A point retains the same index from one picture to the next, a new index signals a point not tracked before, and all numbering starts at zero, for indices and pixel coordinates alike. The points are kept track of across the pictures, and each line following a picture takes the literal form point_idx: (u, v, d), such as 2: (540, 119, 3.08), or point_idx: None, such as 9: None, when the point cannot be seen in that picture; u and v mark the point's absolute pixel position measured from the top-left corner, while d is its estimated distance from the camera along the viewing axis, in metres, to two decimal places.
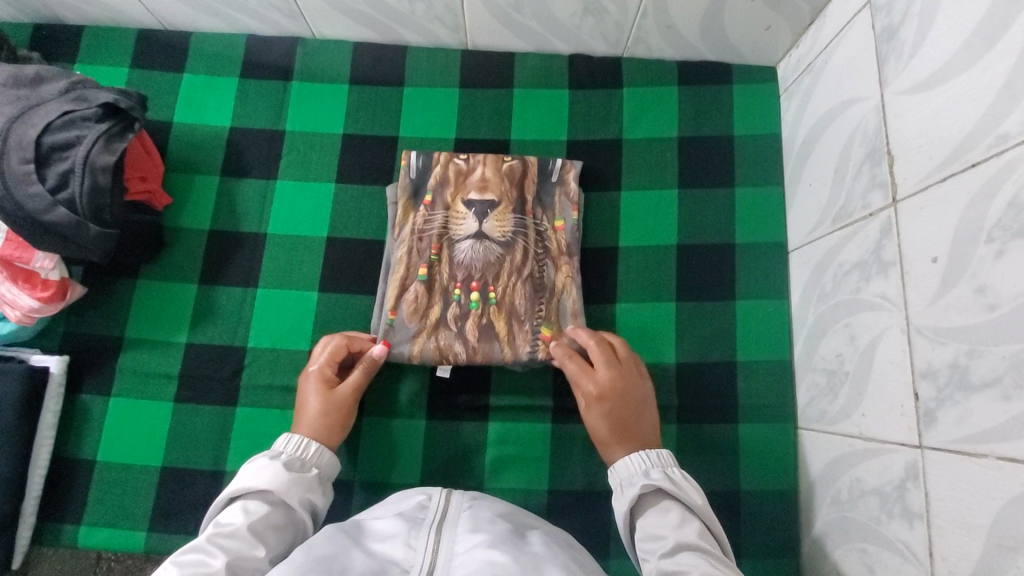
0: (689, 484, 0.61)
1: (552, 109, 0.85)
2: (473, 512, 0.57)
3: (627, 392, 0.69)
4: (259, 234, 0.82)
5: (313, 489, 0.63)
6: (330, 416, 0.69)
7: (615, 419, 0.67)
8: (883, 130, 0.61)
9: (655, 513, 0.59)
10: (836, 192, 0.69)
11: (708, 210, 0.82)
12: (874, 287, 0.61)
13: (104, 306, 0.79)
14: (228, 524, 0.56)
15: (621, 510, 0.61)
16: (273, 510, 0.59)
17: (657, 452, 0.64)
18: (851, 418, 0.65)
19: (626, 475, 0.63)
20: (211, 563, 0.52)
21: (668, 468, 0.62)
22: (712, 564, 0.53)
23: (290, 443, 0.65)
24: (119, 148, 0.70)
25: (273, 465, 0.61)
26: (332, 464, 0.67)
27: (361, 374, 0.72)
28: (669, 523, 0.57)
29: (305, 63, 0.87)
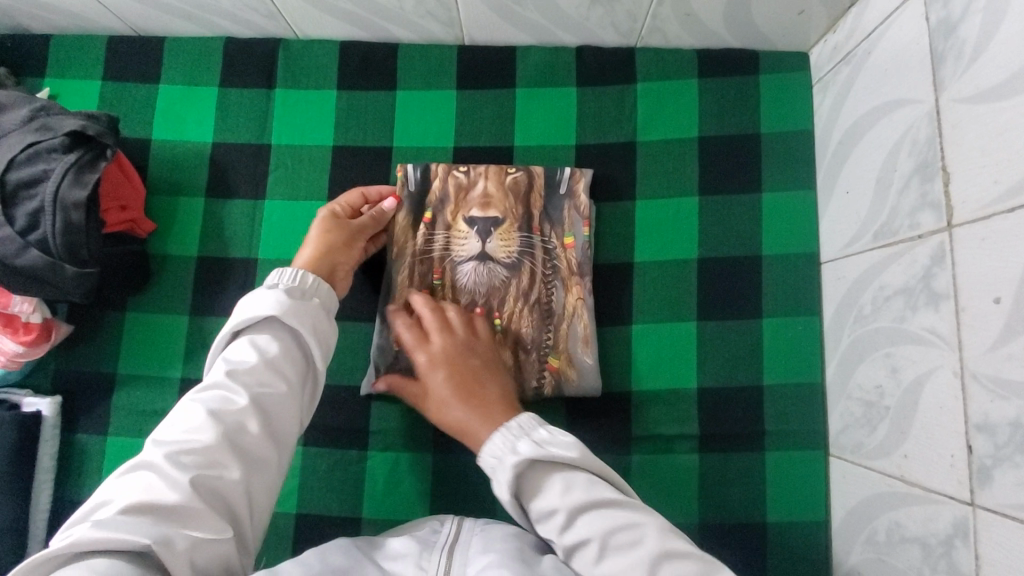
0: (561, 439, 0.54)
1: (558, 110, 0.78)
2: (485, 534, 0.54)
3: (463, 357, 0.67)
4: (250, 260, 0.77)
5: (318, 314, 0.62)
6: (331, 238, 0.69)
7: (461, 385, 0.64)
8: (937, 142, 0.53)
9: (541, 487, 0.53)
10: (877, 205, 0.62)
11: (732, 219, 0.75)
12: (921, 319, 0.55)
13: (94, 341, 0.76)
14: (241, 361, 0.57)
15: (506, 500, 0.54)
16: (284, 344, 0.60)
17: (517, 422, 0.57)
18: (890, 457, 0.59)
19: (496, 459, 0.55)
20: (234, 400, 0.54)
21: (535, 433, 0.55)
22: (611, 520, 0.50)
23: (284, 276, 0.63)
24: (90, 180, 0.66)
25: (274, 296, 0.60)
26: (326, 291, 0.64)
27: (370, 220, 0.72)
28: (556, 497, 0.52)
29: (289, 68, 0.80)
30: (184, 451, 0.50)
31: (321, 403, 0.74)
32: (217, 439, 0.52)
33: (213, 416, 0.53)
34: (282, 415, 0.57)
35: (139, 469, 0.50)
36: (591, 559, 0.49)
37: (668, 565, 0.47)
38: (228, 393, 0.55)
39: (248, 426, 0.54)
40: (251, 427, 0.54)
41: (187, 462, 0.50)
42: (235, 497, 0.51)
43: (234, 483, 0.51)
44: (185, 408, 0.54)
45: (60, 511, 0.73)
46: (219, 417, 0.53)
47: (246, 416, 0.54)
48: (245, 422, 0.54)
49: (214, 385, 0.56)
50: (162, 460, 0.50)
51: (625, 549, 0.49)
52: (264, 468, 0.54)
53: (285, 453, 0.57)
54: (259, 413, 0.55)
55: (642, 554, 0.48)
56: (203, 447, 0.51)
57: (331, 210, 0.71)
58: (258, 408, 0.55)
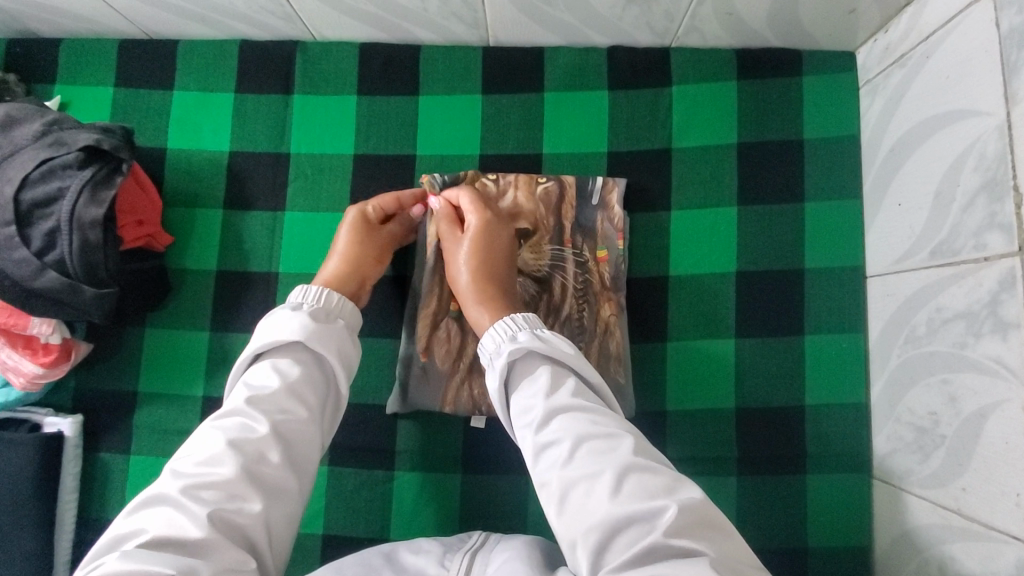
0: (560, 339, 0.55)
1: (589, 115, 0.74)
2: (509, 540, 0.54)
3: (499, 243, 0.67)
4: (270, 274, 0.74)
5: (341, 337, 0.60)
6: (360, 246, 0.67)
7: (485, 263, 0.65)
8: (1007, 158, 0.49)
9: (527, 381, 0.53)
10: (935, 220, 0.58)
11: (773, 231, 0.71)
12: (985, 347, 0.51)
13: (114, 358, 0.74)
14: (262, 387, 0.55)
15: (494, 386, 0.54)
16: (307, 367, 0.58)
17: (519, 317, 0.57)
18: (945, 488, 0.56)
19: (491, 348, 0.56)
20: (255, 428, 0.52)
21: (535, 329, 0.56)
22: (591, 424, 0.48)
23: (309, 294, 0.61)
24: (106, 197, 0.64)
25: (296, 318, 0.58)
26: (348, 310, 0.63)
27: (399, 228, 0.71)
28: (540, 391, 0.51)
29: (307, 72, 0.76)
30: (202, 485, 0.48)
31: (346, 422, 0.72)
32: (238, 472, 0.49)
33: (232, 445, 0.50)
34: (303, 443, 0.54)
35: (155, 502, 0.47)
36: (562, 458, 0.47)
37: (635, 479, 0.44)
38: (248, 421, 0.53)
39: (269, 457, 0.51)
40: (272, 456, 0.51)
41: (206, 496, 0.47)
42: (256, 531, 0.48)
43: (254, 517, 0.48)
44: (202, 437, 0.52)
45: (84, 531, 0.72)
46: (238, 446, 0.51)
47: (266, 446, 0.51)
48: (266, 452, 0.51)
49: (233, 412, 0.53)
50: (178, 494, 0.47)
51: (598, 453, 0.46)
52: (284, 499, 0.52)
53: (304, 486, 0.54)
54: (280, 441, 0.52)
55: (613, 459, 0.45)
56: (223, 480, 0.48)
57: (362, 213, 0.69)
58: (279, 436, 0.53)
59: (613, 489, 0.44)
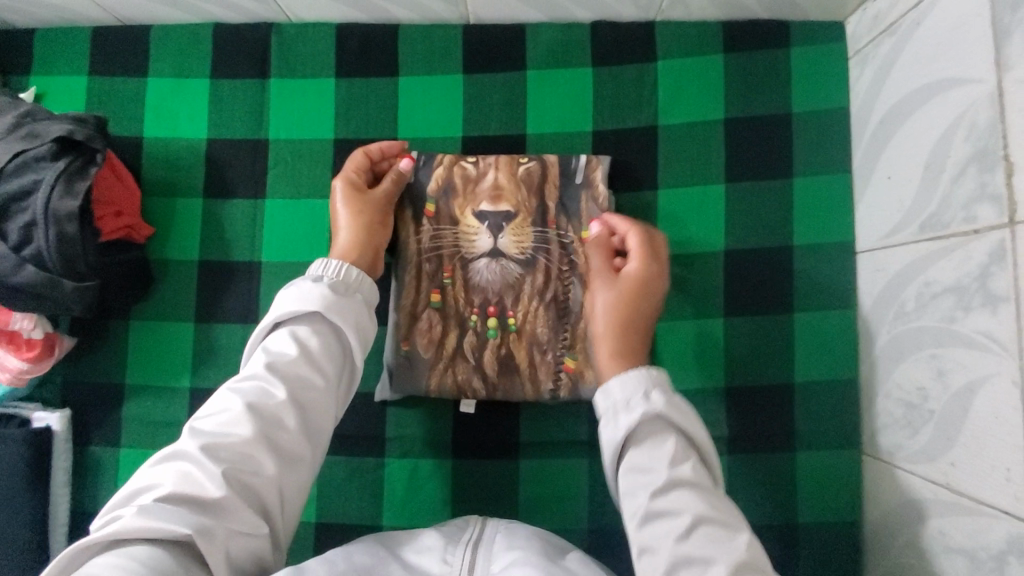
0: (690, 407, 0.52)
1: (572, 93, 0.72)
2: (509, 531, 0.52)
3: (649, 287, 0.61)
4: (253, 263, 0.73)
5: (361, 310, 0.59)
6: (365, 213, 0.66)
7: (619, 319, 0.59)
8: (999, 127, 0.48)
9: (653, 442, 0.50)
10: (925, 193, 0.57)
11: (761, 208, 0.70)
12: (974, 321, 0.51)
13: (99, 352, 0.74)
14: (282, 354, 0.54)
15: (612, 440, 0.51)
16: (325, 337, 0.56)
17: (655, 371, 0.54)
18: (935, 463, 0.56)
19: (620, 397, 0.52)
20: (273, 393, 0.52)
21: (668, 388, 0.53)
22: (709, 506, 0.47)
23: (329, 267, 0.60)
24: (81, 188, 0.63)
25: (318, 289, 0.57)
26: (369, 283, 0.61)
27: (393, 183, 0.69)
28: (665, 458, 0.49)
29: (283, 55, 0.74)
30: (222, 445, 0.48)
31: None
32: (255, 435, 0.49)
33: (251, 409, 0.50)
34: (320, 413, 0.54)
35: (173, 457, 0.47)
36: (679, 536, 0.45)
37: (706, 531, 0.45)
38: (267, 385, 0.52)
39: (286, 422, 0.51)
40: (288, 422, 0.51)
41: (224, 455, 0.47)
42: (270, 495, 0.49)
43: (267, 480, 0.49)
44: (223, 397, 0.51)
45: (78, 523, 0.72)
46: (256, 409, 0.50)
47: (284, 411, 0.51)
48: (283, 418, 0.51)
49: (253, 375, 0.53)
50: (196, 452, 0.47)
51: (713, 537, 0.45)
52: (297, 465, 0.51)
53: (318, 455, 0.54)
54: (297, 407, 0.52)
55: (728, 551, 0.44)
56: (241, 441, 0.48)
57: (348, 184, 0.67)
58: (296, 401, 0.52)
59: None
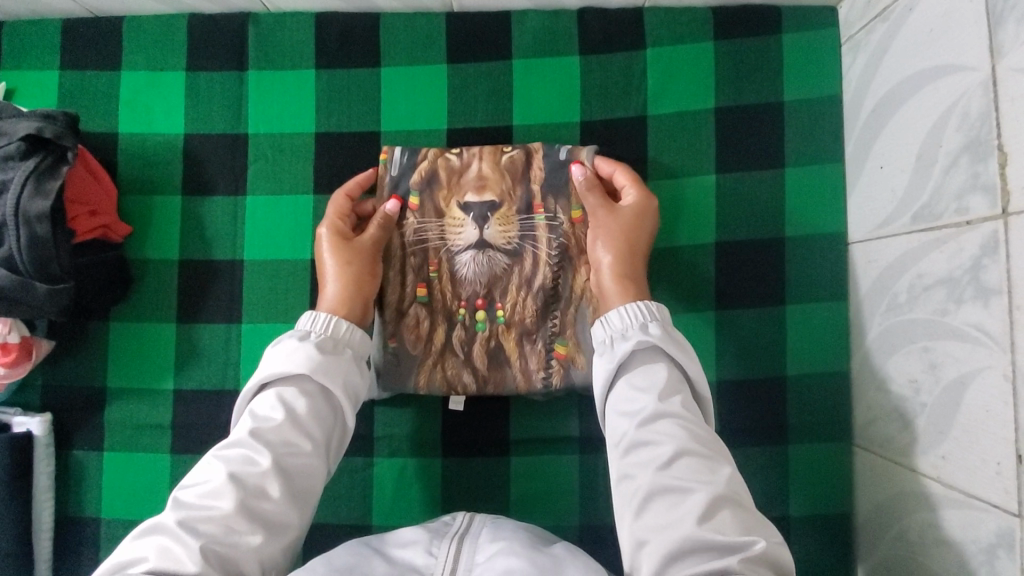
0: (686, 344, 0.56)
1: (559, 83, 0.71)
2: (496, 526, 0.52)
3: (643, 221, 0.64)
4: (235, 261, 0.72)
5: (350, 369, 0.58)
6: (355, 265, 0.64)
7: (622, 252, 0.62)
8: (992, 116, 0.47)
9: (645, 370, 0.54)
10: (917, 183, 0.56)
11: (753, 199, 0.69)
12: (966, 314, 0.50)
13: (79, 355, 0.72)
14: (267, 419, 0.53)
15: (607, 366, 0.55)
16: (312, 398, 0.56)
17: (657, 306, 0.58)
18: (926, 456, 0.56)
19: (619, 326, 0.57)
20: (258, 460, 0.51)
21: (669, 328, 0.56)
22: (693, 438, 0.50)
23: (317, 322, 0.59)
24: (51, 188, 0.61)
25: (305, 349, 0.56)
26: (360, 338, 0.61)
27: (380, 228, 0.66)
28: (654, 386, 0.53)
29: (261, 46, 0.72)
30: (201, 518, 0.47)
31: None
32: (236, 508, 0.48)
33: (234, 478, 0.49)
34: (306, 478, 0.53)
35: (153, 532, 0.47)
36: (658, 459, 0.49)
37: (687, 463, 0.48)
38: (252, 452, 0.51)
39: (269, 490, 0.50)
40: (272, 490, 0.50)
41: (204, 529, 0.46)
42: (249, 566, 0.47)
43: (249, 551, 0.47)
44: (207, 465, 0.51)
45: (64, 528, 0.71)
46: (239, 478, 0.49)
47: (267, 479, 0.50)
48: (266, 486, 0.50)
49: (238, 441, 0.52)
50: (176, 526, 0.46)
51: (695, 469, 0.48)
52: (280, 534, 0.50)
53: (307, 518, 0.53)
54: (281, 474, 0.51)
55: (709, 482, 0.47)
56: (220, 515, 0.47)
57: (333, 233, 0.65)
58: (281, 468, 0.51)
59: (704, 515, 0.45)
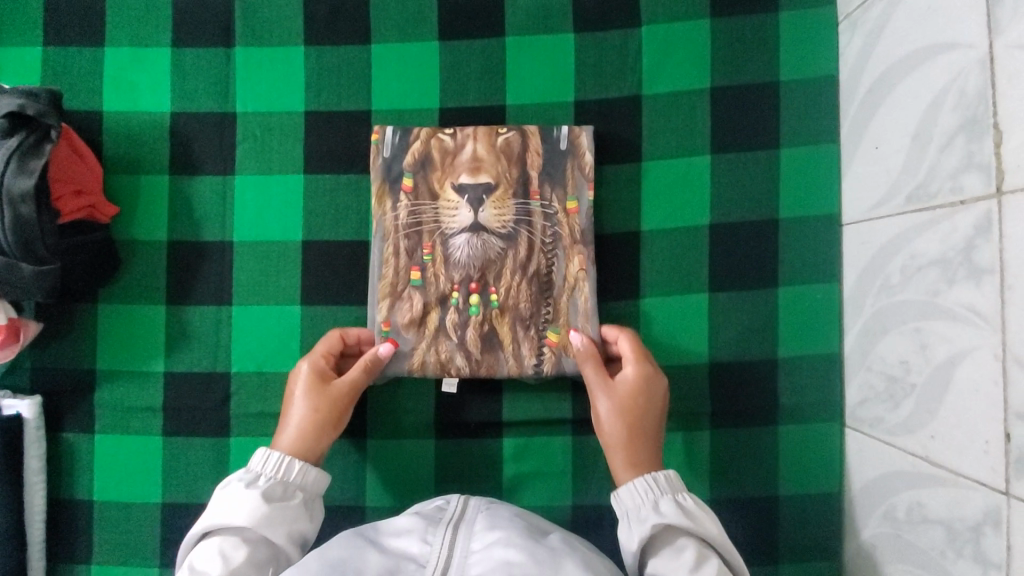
0: (702, 511, 0.55)
1: (553, 62, 0.70)
2: (491, 513, 0.53)
3: (652, 395, 0.62)
4: (225, 243, 0.71)
5: (298, 516, 0.58)
6: (325, 413, 0.63)
7: (630, 423, 0.60)
8: (989, 93, 0.46)
9: (670, 552, 0.53)
10: (912, 163, 0.56)
11: (747, 180, 0.69)
12: (958, 294, 0.50)
13: (68, 337, 0.71)
14: (202, 573, 0.52)
15: (632, 550, 0.54)
16: (254, 546, 0.55)
17: (663, 476, 0.57)
18: (915, 436, 0.56)
19: (632, 506, 0.55)
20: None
21: (679, 495, 0.55)
22: None
23: (269, 463, 0.59)
24: (36, 167, 0.60)
25: (252, 497, 0.56)
26: (317, 478, 0.60)
27: (362, 371, 0.65)
28: (683, 567, 0.51)
29: (249, 22, 0.71)
30: None
31: None
32: None
33: None
34: None
35: None
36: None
37: None
38: None
39: None
40: None
41: None
42: None
43: None
44: None
45: (57, 510, 0.71)
46: None
47: None
48: None
49: None
50: None
51: None
52: None
53: None
54: None
55: None
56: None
57: (318, 371, 0.64)
58: None
59: None
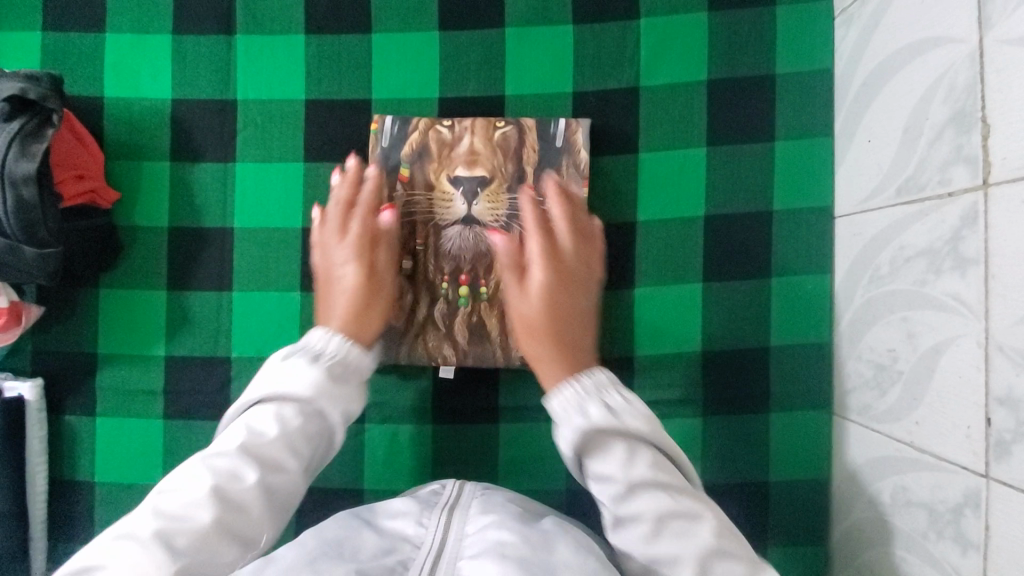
0: (633, 409, 0.52)
1: (552, 53, 0.70)
2: (486, 498, 0.54)
3: (572, 286, 0.60)
4: (225, 229, 0.71)
5: (352, 396, 0.58)
6: (370, 296, 0.62)
7: (551, 319, 0.57)
8: (978, 88, 0.48)
9: (602, 451, 0.51)
10: (902, 156, 0.57)
11: (743, 172, 0.70)
12: (944, 284, 0.51)
13: (69, 321, 0.72)
14: (261, 434, 0.53)
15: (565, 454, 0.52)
16: (310, 418, 0.55)
17: (593, 377, 0.54)
18: (900, 422, 0.58)
19: (561, 411, 0.52)
20: (244, 478, 0.50)
21: (606, 395, 0.52)
22: (675, 502, 0.49)
23: (330, 344, 0.58)
24: (38, 151, 0.60)
25: (313, 373, 0.55)
26: (365, 362, 0.59)
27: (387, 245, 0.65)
28: (618, 466, 0.50)
29: (251, 10, 0.71)
30: (177, 531, 0.47)
31: None
32: (213, 523, 0.48)
33: (217, 495, 0.49)
34: (286, 498, 0.54)
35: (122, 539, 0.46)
36: (644, 538, 0.49)
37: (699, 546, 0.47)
38: (237, 470, 0.51)
39: (247, 513, 0.50)
40: (252, 511, 0.50)
41: (181, 546, 0.46)
42: None
43: None
44: (191, 473, 0.50)
45: (58, 491, 0.72)
46: (220, 495, 0.49)
47: (248, 500, 0.50)
48: (246, 507, 0.50)
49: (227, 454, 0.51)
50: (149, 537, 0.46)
51: (682, 535, 0.48)
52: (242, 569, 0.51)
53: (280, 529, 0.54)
54: (263, 497, 0.51)
55: (695, 543, 0.47)
56: (196, 528, 0.47)
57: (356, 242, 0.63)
58: (264, 490, 0.51)
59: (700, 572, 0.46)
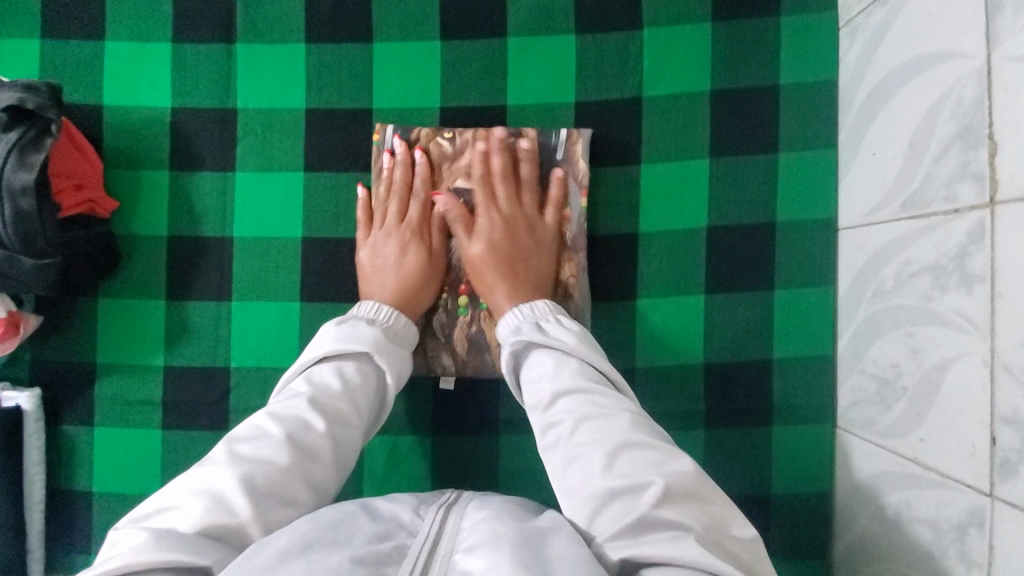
0: (563, 328, 0.59)
1: (554, 63, 0.70)
2: (484, 498, 0.49)
3: (517, 228, 0.69)
4: (225, 238, 0.71)
5: (403, 357, 0.62)
6: (419, 273, 0.69)
7: (496, 255, 0.67)
8: (985, 105, 0.47)
9: (535, 364, 0.58)
10: (907, 170, 0.57)
11: (746, 183, 0.69)
12: (950, 301, 0.51)
13: (67, 330, 0.72)
14: (324, 387, 0.56)
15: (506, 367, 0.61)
16: (366, 375, 0.59)
17: (532, 305, 0.63)
18: (904, 437, 0.57)
19: (504, 333, 0.62)
20: (313, 425, 0.52)
21: (542, 318, 0.61)
22: (591, 403, 0.52)
23: (380, 312, 0.63)
24: (36, 161, 0.60)
25: (366, 331, 0.60)
26: (411, 330, 0.65)
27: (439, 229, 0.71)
28: (546, 374, 0.56)
29: (251, 17, 0.70)
30: (257, 470, 0.47)
31: None
32: (292, 460, 0.49)
33: (293, 437, 0.50)
34: (346, 454, 0.55)
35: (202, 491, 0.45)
36: (567, 434, 0.51)
37: (628, 457, 0.47)
38: (307, 415, 0.53)
39: (319, 456, 0.51)
40: (322, 457, 0.52)
41: (262, 482, 0.47)
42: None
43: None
44: (264, 421, 0.52)
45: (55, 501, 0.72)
46: (295, 439, 0.51)
47: (319, 445, 0.52)
48: (318, 452, 0.51)
49: (297, 403, 0.54)
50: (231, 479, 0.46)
51: (596, 430, 0.49)
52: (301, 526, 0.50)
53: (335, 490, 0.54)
54: (330, 441, 0.53)
55: (608, 436, 0.48)
56: (276, 467, 0.48)
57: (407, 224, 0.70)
58: (332, 437, 0.53)
59: (607, 467, 0.46)
